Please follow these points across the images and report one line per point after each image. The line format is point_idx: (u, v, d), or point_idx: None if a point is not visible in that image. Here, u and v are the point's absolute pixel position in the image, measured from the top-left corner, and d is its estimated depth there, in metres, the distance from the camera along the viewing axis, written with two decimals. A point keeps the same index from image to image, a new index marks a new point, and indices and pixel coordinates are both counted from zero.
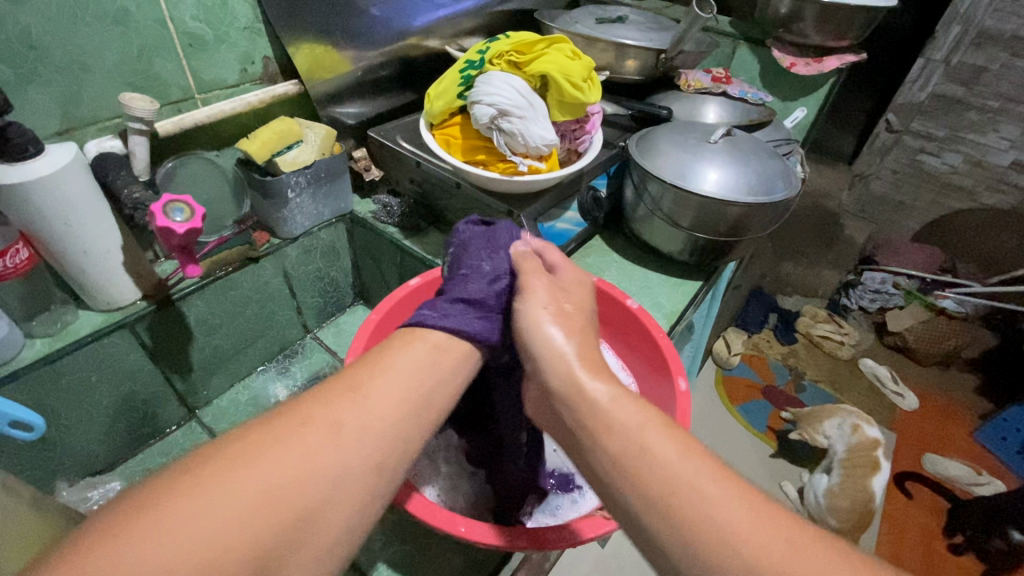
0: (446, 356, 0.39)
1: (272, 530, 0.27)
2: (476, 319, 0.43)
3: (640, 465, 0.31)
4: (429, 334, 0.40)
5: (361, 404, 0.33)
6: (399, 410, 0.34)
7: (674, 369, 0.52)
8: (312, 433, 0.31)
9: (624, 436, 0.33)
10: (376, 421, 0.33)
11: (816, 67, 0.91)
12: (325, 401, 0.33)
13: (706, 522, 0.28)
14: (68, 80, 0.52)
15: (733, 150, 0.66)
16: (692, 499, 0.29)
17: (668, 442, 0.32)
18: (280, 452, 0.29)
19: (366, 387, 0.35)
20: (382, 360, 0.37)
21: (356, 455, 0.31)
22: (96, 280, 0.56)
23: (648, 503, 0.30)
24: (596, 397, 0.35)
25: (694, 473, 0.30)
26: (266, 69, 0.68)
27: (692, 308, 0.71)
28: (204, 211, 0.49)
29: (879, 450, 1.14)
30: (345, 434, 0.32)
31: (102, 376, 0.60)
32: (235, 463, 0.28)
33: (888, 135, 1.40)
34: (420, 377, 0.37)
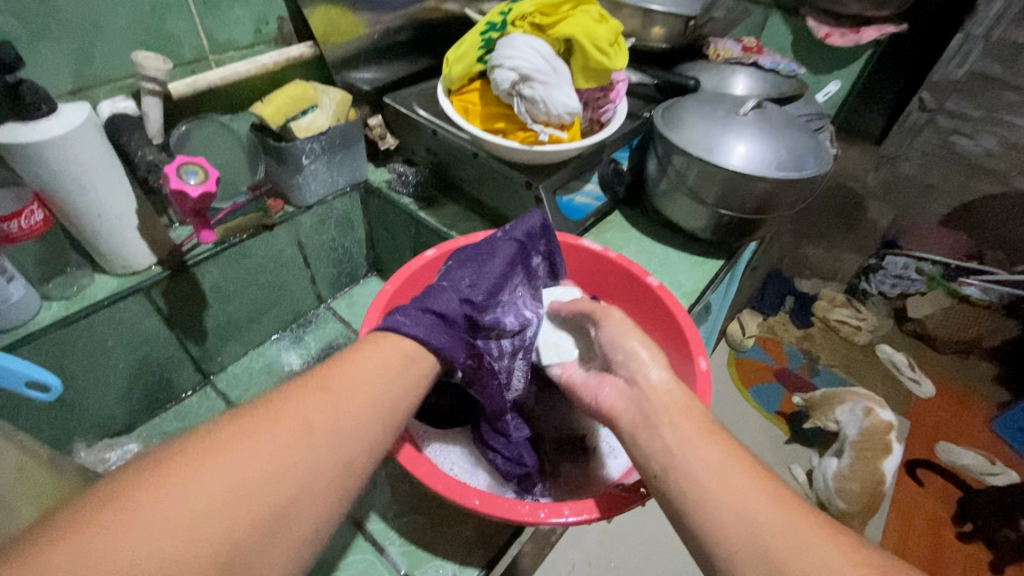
0: (416, 366, 0.40)
1: (240, 529, 0.27)
2: (446, 333, 0.43)
3: (696, 440, 0.36)
4: (403, 342, 0.40)
5: (331, 404, 0.34)
6: (368, 412, 0.35)
7: (694, 348, 0.51)
8: (283, 431, 0.31)
9: (677, 432, 0.37)
10: (346, 422, 0.34)
11: (852, 38, 0.87)
12: (295, 400, 0.34)
13: (749, 513, 0.31)
14: (80, 38, 0.51)
15: (763, 123, 0.64)
16: (741, 474, 0.33)
17: (718, 430, 0.37)
18: (249, 449, 0.30)
19: (337, 386, 0.35)
20: (351, 362, 0.38)
21: (328, 455, 0.32)
22: (112, 244, 0.56)
23: (703, 472, 0.34)
24: (656, 382, 0.41)
25: (743, 455, 0.35)
26: (280, 31, 0.66)
27: (713, 287, 0.69)
28: (218, 174, 0.48)
29: (891, 434, 1.13)
30: (316, 433, 0.32)
31: (118, 341, 0.60)
32: (204, 458, 0.28)
33: (920, 114, 1.28)
34: (390, 382, 0.37)
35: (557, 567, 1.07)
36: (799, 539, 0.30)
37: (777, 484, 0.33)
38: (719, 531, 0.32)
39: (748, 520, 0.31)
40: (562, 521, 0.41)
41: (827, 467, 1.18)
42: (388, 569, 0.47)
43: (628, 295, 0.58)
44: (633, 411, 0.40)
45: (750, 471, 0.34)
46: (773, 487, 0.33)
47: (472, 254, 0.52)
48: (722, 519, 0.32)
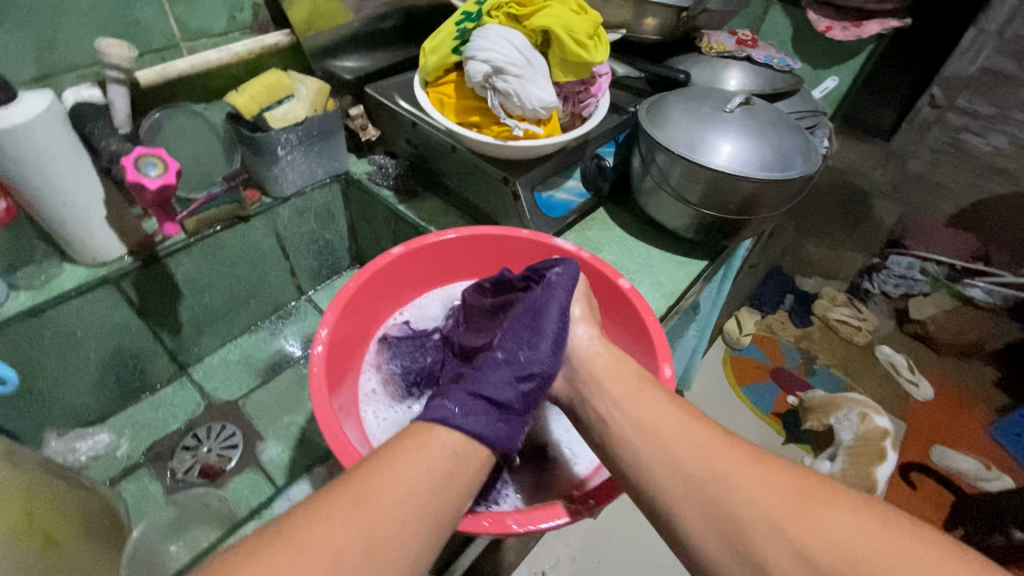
0: (465, 467, 0.36)
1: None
2: (499, 424, 0.39)
3: (633, 411, 0.40)
4: (455, 440, 0.37)
5: (364, 524, 0.31)
6: (404, 527, 0.33)
7: (660, 354, 0.50)
8: (311, 568, 0.29)
9: (621, 381, 0.43)
10: (381, 544, 0.31)
11: (854, 32, 0.84)
12: (326, 521, 0.31)
13: (681, 441, 0.37)
14: (41, 23, 0.50)
15: (750, 120, 0.62)
16: (676, 433, 0.38)
17: (656, 392, 0.42)
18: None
19: (371, 501, 0.33)
20: (389, 465, 0.35)
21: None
22: (79, 235, 0.55)
23: (641, 437, 0.39)
24: (602, 357, 0.45)
25: (675, 413, 0.40)
26: (256, 17, 0.65)
27: (694, 288, 0.67)
28: (178, 167, 0.47)
29: (887, 441, 1.16)
30: (346, 565, 0.30)
31: (89, 331, 0.59)
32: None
33: (930, 110, 1.28)
34: (431, 487, 0.34)
35: (540, 561, 1.07)
36: (725, 480, 0.35)
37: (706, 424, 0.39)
38: (661, 486, 0.36)
39: (678, 472, 0.36)
40: (506, 532, 0.40)
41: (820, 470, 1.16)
42: None
43: (599, 298, 0.56)
44: (582, 386, 0.44)
45: (684, 429, 0.38)
46: (699, 432, 0.38)
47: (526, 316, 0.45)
48: (661, 477, 0.37)
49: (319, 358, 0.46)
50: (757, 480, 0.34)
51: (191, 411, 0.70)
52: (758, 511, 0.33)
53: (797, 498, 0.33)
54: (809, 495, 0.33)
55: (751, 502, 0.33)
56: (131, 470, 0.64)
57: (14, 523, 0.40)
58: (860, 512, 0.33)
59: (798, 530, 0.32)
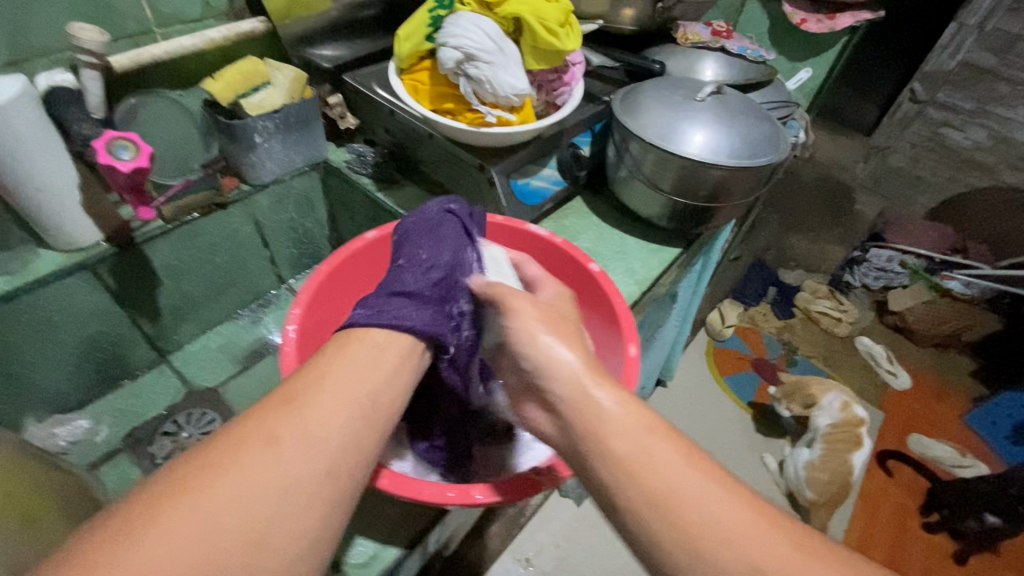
0: (388, 354, 0.38)
1: (216, 560, 0.26)
2: (419, 310, 0.42)
3: (652, 482, 0.33)
4: (383, 342, 0.38)
5: (299, 415, 0.32)
6: (342, 412, 0.33)
7: (627, 334, 0.51)
8: (250, 455, 0.30)
9: (631, 440, 0.34)
10: (321, 428, 0.32)
11: (827, 25, 0.85)
12: (260, 419, 0.32)
13: (715, 531, 0.31)
14: (12, 6, 0.50)
15: (720, 109, 0.63)
16: (705, 511, 0.31)
17: (672, 448, 0.34)
18: (215, 479, 0.28)
19: (304, 397, 0.33)
20: (322, 369, 0.35)
21: (305, 464, 0.30)
22: (54, 220, 0.55)
23: (665, 517, 0.32)
24: (603, 405, 0.36)
25: (700, 479, 0.33)
26: (232, 5, 0.65)
27: (668, 275, 0.69)
28: (151, 150, 0.47)
29: (863, 428, 1.14)
30: (284, 449, 0.30)
31: (66, 317, 0.60)
32: (170, 501, 0.27)
33: (911, 105, 1.40)
34: (364, 378, 0.35)
35: (523, 549, 1.08)
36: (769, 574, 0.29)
37: (741, 497, 0.32)
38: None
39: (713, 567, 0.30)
40: (471, 503, 0.41)
41: (799, 457, 1.19)
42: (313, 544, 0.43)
43: (576, 281, 0.57)
44: (584, 442, 0.36)
45: (717, 507, 0.32)
46: (734, 513, 0.31)
47: (422, 227, 0.50)
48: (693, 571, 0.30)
49: (291, 340, 0.47)
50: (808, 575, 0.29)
51: (171, 397, 0.70)
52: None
53: None
54: None
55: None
56: (110, 455, 0.64)
57: None
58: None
59: None
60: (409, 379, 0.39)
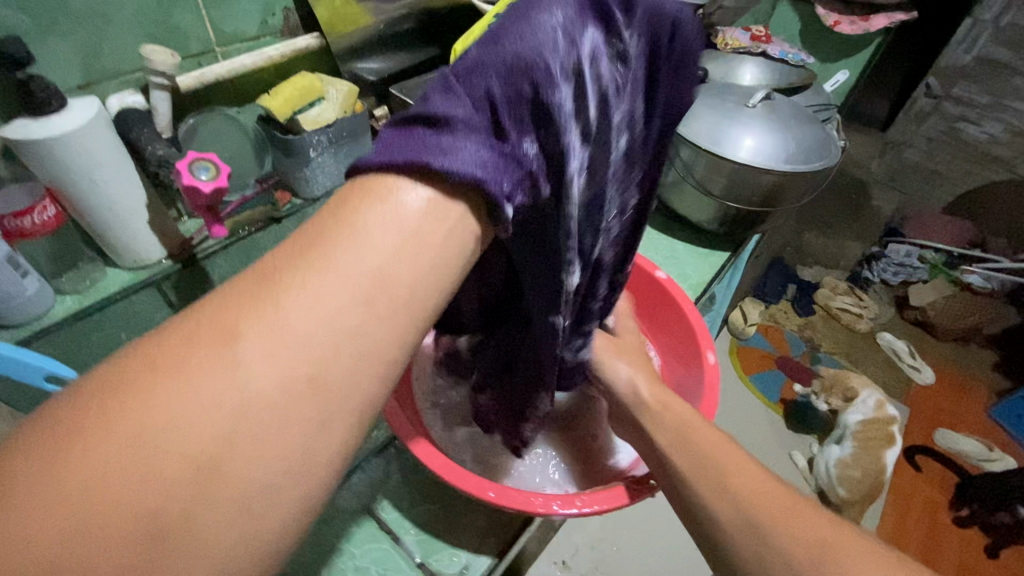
0: (416, 208, 0.24)
1: (140, 496, 0.18)
2: (464, 144, 0.25)
3: (689, 458, 0.43)
4: (408, 199, 0.24)
5: (269, 297, 0.21)
6: (338, 294, 0.22)
7: (704, 342, 0.56)
8: (201, 355, 0.20)
9: (674, 428, 0.46)
10: (301, 320, 0.21)
11: (862, 26, 0.86)
12: (222, 304, 0.21)
13: (725, 487, 0.39)
14: (88, 31, 0.51)
15: (772, 115, 0.64)
16: (764, 504, 0.37)
17: (734, 457, 0.41)
18: (143, 389, 0.19)
19: (285, 273, 0.22)
20: (321, 229, 0.23)
21: (271, 369, 0.20)
22: (125, 239, 0.56)
23: (698, 481, 0.41)
24: (691, 427, 0.45)
25: (761, 481, 0.39)
26: (287, 22, 0.66)
27: (718, 280, 0.70)
28: (229, 170, 0.48)
29: (895, 426, 1.15)
30: (245, 350, 0.20)
31: (131, 334, 0.61)
32: (89, 423, 0.19)
33: (926, 100, 1.32)
34: (371, 245, 0.23)
35: (560, 551, 1.08)
36: (818, 547, 0.34)
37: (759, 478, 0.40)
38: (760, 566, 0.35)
39: (770, 547, 0.35)
40: (573, 513, 0.43)
41: (829, 454, 1.18)
42: (405, 558, 0.46)
43: (634, 288, 0.62)
44: (677, 460, 0.44)
45: (777, 500, 0.37)
46: (743, 480, 0.39)
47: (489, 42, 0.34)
48: (758, 560, 0.35)
49: None
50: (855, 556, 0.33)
51: None
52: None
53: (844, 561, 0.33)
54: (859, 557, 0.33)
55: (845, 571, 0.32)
56: None
57: None
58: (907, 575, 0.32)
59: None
60: (457, 252, 0.25)
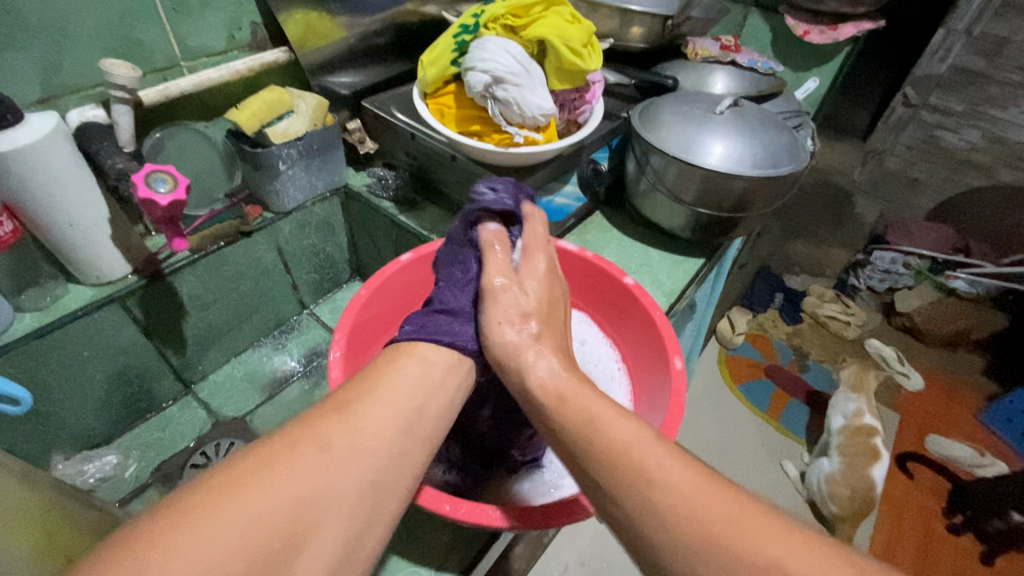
0: (436, 369, 0.40)
1: (269, 542, 0.27)
2: (465, 328, 0.44)
3: (605, 458, 0.33)
4: (428, 354, 0.41)
5: (349, 420, 0.34)
6: (392, 422, 0.35)
7: (671, 347, 0.55)
8: (302, 455, 0.31)
9: (581, 414, 0.36)
10: (371, 436, 0.34)
11: (830, 36, 0.87)
12: (316, 424, 0.33)
13: (658, 493, 0.30)
14: (46, 45, 0.51)
15: (740, 122, 0.64)
16: (725, 526, 0.28)
17: (672, 463, 0.32)
18: (274, 473, 0.29)
19: (356, 405, 0.35)
20: (373, 379, 0.38)
21: (355, 468, 0.32)
22: (86, 255, 0.55)
23: (618, 493, 0.31)
24: (612, 427, 0.34)
25: (700, 486, 0.30)
26: (254, 36, 0.67)
27: (693, 286, 0.70)
28: (186, 182, 0.50)
29: (878, 439, 1.11)
30: (337, 452, 0.32)
31: (95, 352, 0.59)
32: (229, 492, 0.28)
33: (904, 110, 1.31)
34: (410, 389, 0.37)
35: (548, 568, 1.05)
36: None
37: (691, 470, 0.31)
38: None
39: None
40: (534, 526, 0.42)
41: (819, 468, 1.14)
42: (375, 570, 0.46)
43: (595, 287, 0.63)
44: (599, 475, 0.33)
45: (736, 514, 0.29)
46: (677, 482, 0.30)
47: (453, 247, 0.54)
48: None
49: (336, 362, 0.52)
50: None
51: (198, 428, 0.70)
52: None
53: (796, 569, 0.27)
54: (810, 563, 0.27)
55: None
56: (140, 490, 0.64)
57: (38, 539, 0.40)
58: None
59: None
60: (456, 390, 0.40)
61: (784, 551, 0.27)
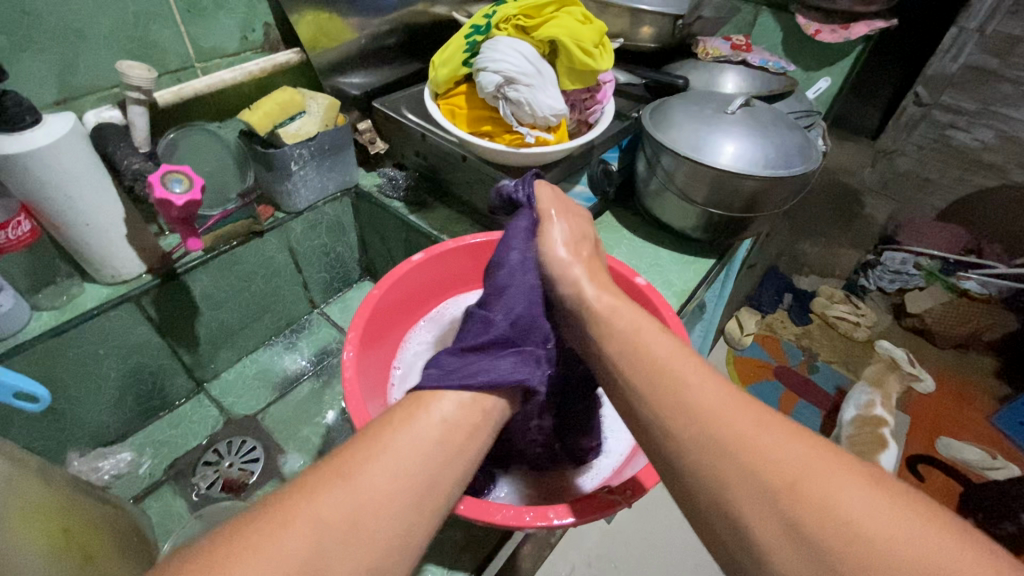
0: (457, 433, 0.36)
1: None
2: (496, 364, 0.42)
3: (639, 365, 0.37)
4: (449, 408, 0.37)
5: (352, 494, 0.30)
6: (397, 500, 0.31)
7: (683, 348, 0.54)
8: (295, 539, 0.28)
9: (623, 333, 0.40)
10: (371, 518, 0.30)
11: (842, 34, 0.87)
12: (315, 495, 0.30)
13: (683, 393, 0.34)
14: (63, 47, 0.51)
15: (751, 121, 0.63)
16: (739, 426, 0.32)
17: (699, 373, 0.36)
18: (257, 562, 0.26)
19: (362, 473, 0.31)
20: (384, 440, 0.34)
21: (348, 559, 0.28)
22: (101, 254, 0.56)
23: (647, 394, 0.36)
24: (647, 340, 0.39)
25: (723, 394, 0.34)
26: (267, 37, 0.67)
27: (704, 287, 0.70)
28: (201, 182, 0.51)
29: (886, 428, 1.14)
30: (331, 538, 0.28)
31: (109, 350, 0.60)
32: None
33: (916, 108, 1.30)
34: (422, 457, 0.34)
35: (556, 567, 1.05)
36: (805, 474, 0.29)
37: (718, 381, 0.35)
38: (735, 498, 0.30)
39: (733, 462, 0.30)
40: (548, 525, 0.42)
41: None
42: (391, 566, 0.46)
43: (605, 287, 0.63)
44: (634, 380, 0.37)
45: (751, 419, 0.32)
46: (704, 388, 0.34)
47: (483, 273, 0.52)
48: (723, 485, 0.30)
49: (349, 363, 0.52)
50: (833, 478, 0.29)
51: (211, 426, 0.71)
52: (864, 540, 0.26)
53: (803, 464, 0.30)
54: (817, 462, 0.30)
55: (837, 506, 0.28)
56: (153, 487, 0.64)
57: (55, 535, 0.41)
58: (883, 491, 0.28)
59: (791, 492, 0.29)
60: (473, 453, 0.37)
61: (793, 450, 0.30)
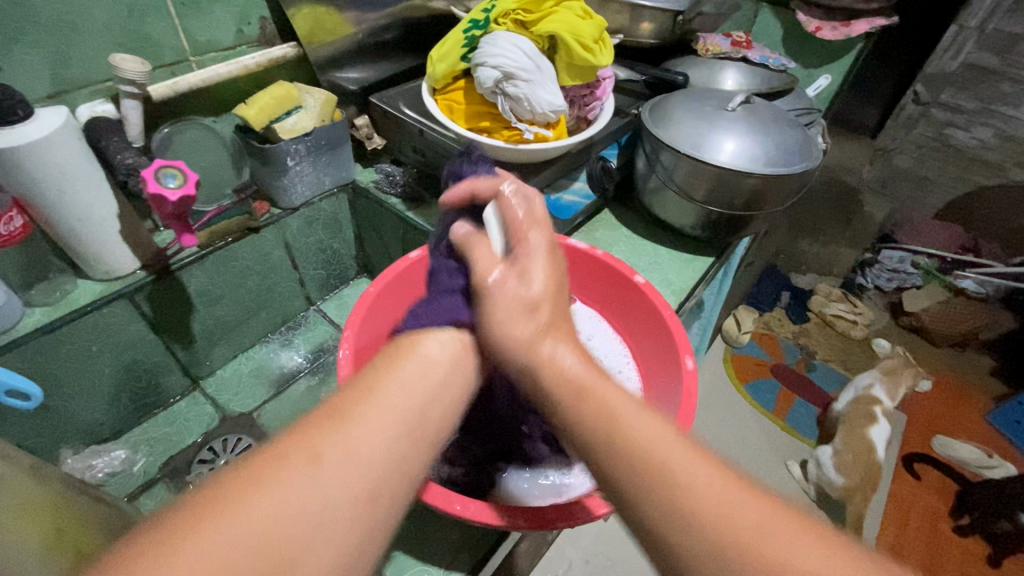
0: (439, 368, 0.36)
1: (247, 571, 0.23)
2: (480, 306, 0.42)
3: (607, 430, 0.30)
4: (431, 347, 0.37)
5: (344, 428, 0.29)
6: (390, 429, 0.30)
7: (682, 347, 0.54)
8: (293, 470, 0.26)
9: (581, 388, 0.32)
10: (365, 447, 0.29)
11: (843, 32, 0.87)
12: (305, 431, 0.29)
13: (667, 471, 0.27)
14: (56, 40, 0.51)
15: (751, 118, 0.63)
16: (744, 524, 0.25)
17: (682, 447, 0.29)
18: (256, 492, 0.25)
19: (354, 409, 0.31)
20: (371, 383, 0.33)
21: (349, 483, 0.27)
22: (95, 250, 0.55)
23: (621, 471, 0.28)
24: (609, 397, 0.31)
25: (714, 475, 0.27)
26: (263, 30, 0.66)
27: (703, 285, 0.69)
28: (195, 177, 0.50)
29: (879, 406, 1.12)
30: (330, 466, 0.27)
31: (104, 347, 0.59)
32: (202, 520, 0.23)
33: (914, 107, 1.31)
34: (408, 393, 0.33)
35: (553, 565, 1.05)
36: None
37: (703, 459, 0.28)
38: None
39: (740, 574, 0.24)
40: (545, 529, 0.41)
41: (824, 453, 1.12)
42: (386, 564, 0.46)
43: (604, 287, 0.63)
44: (603, 457, 0.29)
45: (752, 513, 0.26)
46: (691, 467, 0.28)
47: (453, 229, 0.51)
48: None
49: (346, 361, 0.52)
50: None
51: (206, 424, 0.70)
52: None
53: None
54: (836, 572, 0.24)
55: None
56: (148, 485, 0.64)
57: (48, 533, 0.40)
58: None
59: None
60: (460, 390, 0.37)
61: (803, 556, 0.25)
